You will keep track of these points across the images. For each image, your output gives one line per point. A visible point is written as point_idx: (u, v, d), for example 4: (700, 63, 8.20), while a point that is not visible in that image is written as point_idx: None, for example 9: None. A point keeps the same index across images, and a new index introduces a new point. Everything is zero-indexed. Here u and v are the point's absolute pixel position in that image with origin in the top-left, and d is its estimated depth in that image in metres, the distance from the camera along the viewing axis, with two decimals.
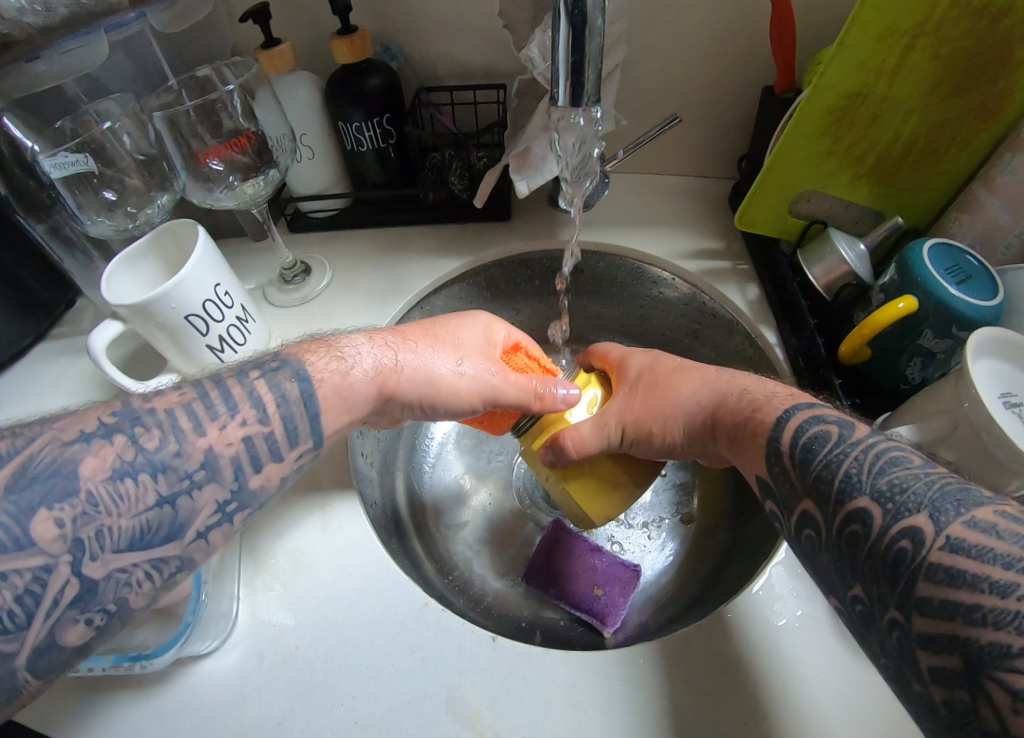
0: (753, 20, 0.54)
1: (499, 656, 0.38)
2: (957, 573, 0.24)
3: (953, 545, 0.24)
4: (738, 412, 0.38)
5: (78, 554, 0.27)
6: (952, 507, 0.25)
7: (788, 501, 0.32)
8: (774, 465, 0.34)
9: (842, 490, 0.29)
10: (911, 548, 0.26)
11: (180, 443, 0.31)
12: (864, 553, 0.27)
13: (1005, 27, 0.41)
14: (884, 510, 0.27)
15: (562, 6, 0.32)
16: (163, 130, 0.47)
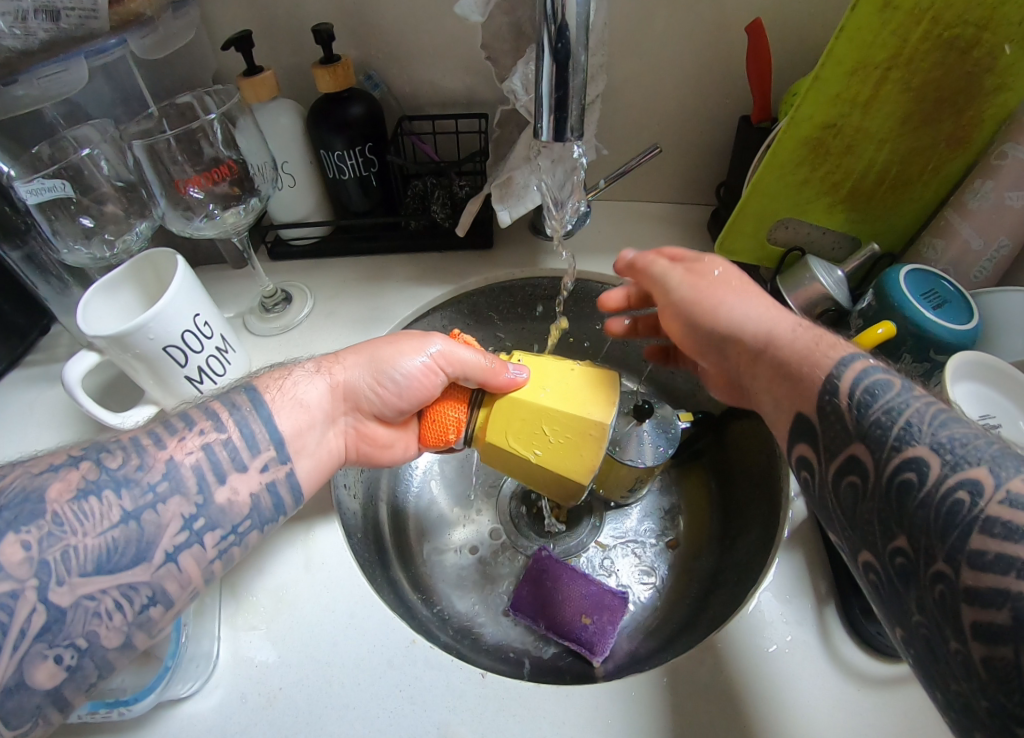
0: (729, 52, 0.56)
1: (489, 692, 0.38)
2: (1018, 526, 0.22)
3: (1012, 499, 0.23)
4: (796, 346, 0.35)
5: (45, 578, 0.27)
6: (1014, 463, 0.24)
7: (833, 443, 0.30)
8: (825, 404, 0.31)
9: (899, 436, 0.27)
10: (968, 498, 0.24)
11: (141, 458, 0.33)
12: (912, 505, 0.26)
13: (974, 58, 0.42)
14: (943, 459, 0.25)
15: (546, 42, 0.33)
16: (141, 158, 0.46)
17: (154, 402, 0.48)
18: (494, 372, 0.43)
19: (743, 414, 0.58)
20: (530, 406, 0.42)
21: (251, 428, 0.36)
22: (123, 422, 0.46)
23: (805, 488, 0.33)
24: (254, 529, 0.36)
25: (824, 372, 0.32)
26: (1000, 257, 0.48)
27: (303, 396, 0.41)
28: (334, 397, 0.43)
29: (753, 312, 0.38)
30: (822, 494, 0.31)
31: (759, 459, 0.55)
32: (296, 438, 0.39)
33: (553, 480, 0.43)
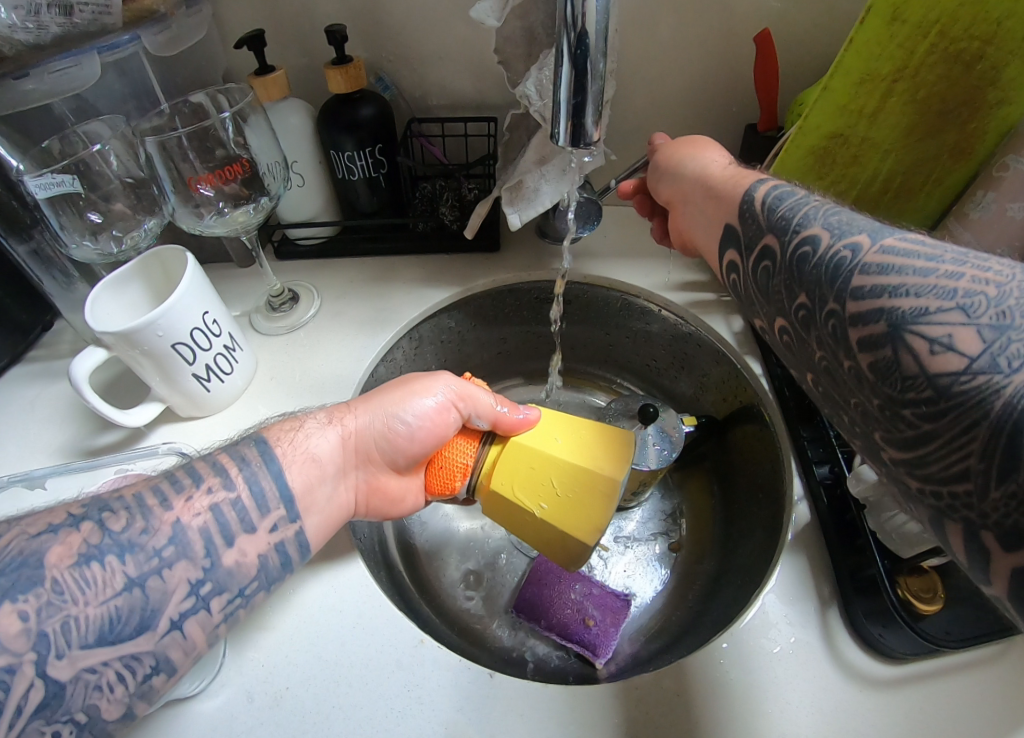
0: (737, 59, 0.56)
1: (496, 693, 0.38)
2: (887, 262, 0.25)
3: (884, 249, 0.26)
4: (729, 178, 0.40)
5: (44, 652, 0.27)
6: (893, 230, 0.27)
7: (752, 242, 0.35)
8: (744, 213, 0.36)
9: (799, 222, 0.32)
10: (849, 254, 0.27)
11: (147, 520, 0.33)
12: (810, 267, 0.29)
13: (978, 71, 0.43)
14: (832, 233, 0.29)
15: (565, 47, 0.33)
16: (153, 153, 0.46)
17: (161, 399, 0.48)
18: (510, 414, 0.45)
19: (745, 419, 0.58)
20: (542, 454, 0.42)
21: (261, 486, 0.36)
22: (128, 419, 0.46)
23: (736, 290, 0.39)
24: (261, 589, 0.36)
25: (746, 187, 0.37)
26: None
27: (314, 449, 0.41)
28: (345, 446, 0.43)
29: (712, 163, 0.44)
30: (745, 285, 0.37)
31: (762, 468, 0.55)
32: (305, 495, 0.39)
33: (558, 538, 0.41)
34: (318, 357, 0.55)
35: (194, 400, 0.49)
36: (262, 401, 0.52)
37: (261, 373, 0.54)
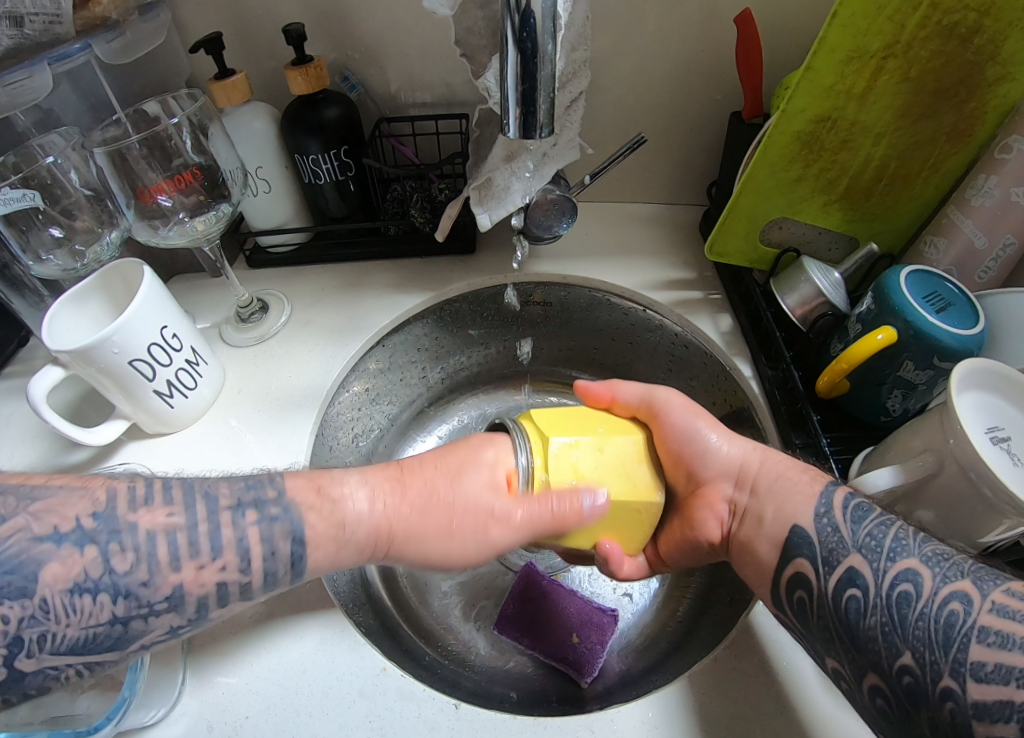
0: (718, 41, 0.53)
1: (462, 725, 0.36)
2: (1007, 634, 0.26)
3: (998, 609, 0.27)
4: (775, 477, 0.38)
5: (15, 651, 0.26)
6: (992, 580, 0.29)
7: (829, 555, 0.33)
8: (823, 516, 0.35)
9: (893, 549, 0.31)
10: (961, 609, 0.28)
11: (151, 573, 0.29)
12: (913, 617, 0.29)
13: (975, 47, 0.40)
14: (932, 572, 0.30)
15: (511, 33, 0.31)
16: (105, 165, 0.44)
17: (126, 416, 0.46)
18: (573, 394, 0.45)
19: (734, 423, 0.54)
20: (565, 420, 0.41)
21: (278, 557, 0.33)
22: (94, 437, 0.44)
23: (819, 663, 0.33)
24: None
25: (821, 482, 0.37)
26: (1006, 256, 0.45)
27: (345, 523, 0.35)
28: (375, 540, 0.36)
29: (718, 433, 0.41)
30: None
31: None
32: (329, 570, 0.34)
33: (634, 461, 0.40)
34: (287, 370, 0.53)
35: (160, 417, 0.47)
36: (231, 414, 0.51)
37: (230, 386, 0.53)
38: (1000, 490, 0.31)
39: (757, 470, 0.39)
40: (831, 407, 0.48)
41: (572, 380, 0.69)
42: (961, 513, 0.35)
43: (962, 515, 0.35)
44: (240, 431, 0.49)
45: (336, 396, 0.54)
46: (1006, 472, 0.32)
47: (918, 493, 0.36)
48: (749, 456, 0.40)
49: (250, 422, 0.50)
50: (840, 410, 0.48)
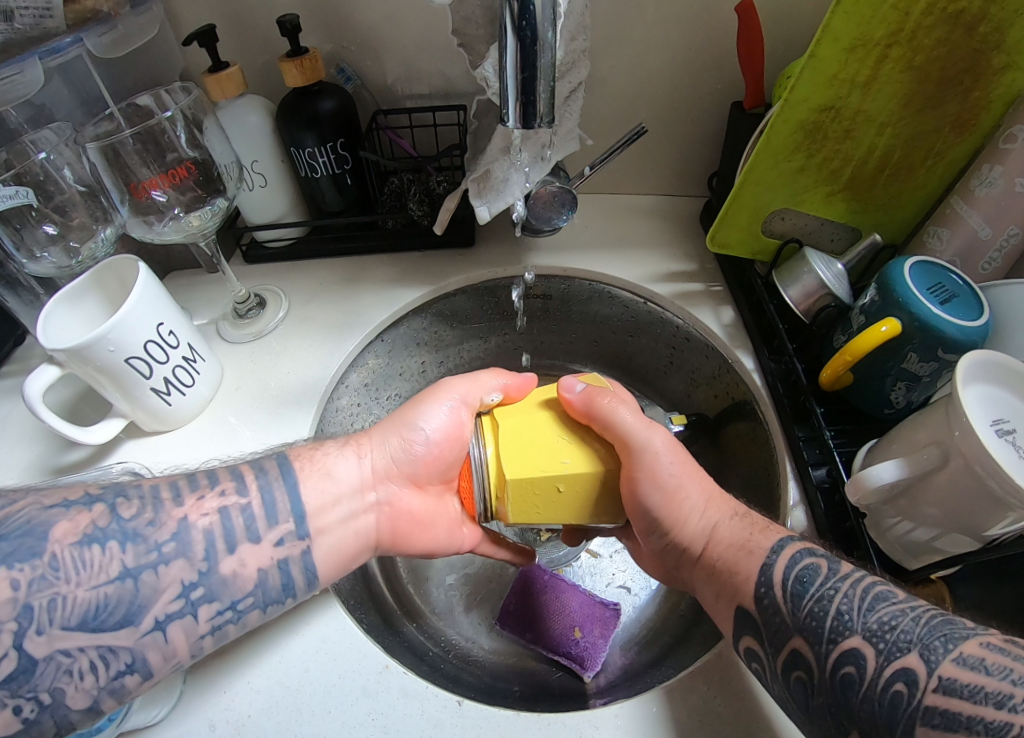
0: (719, 29, 0.52)
1: (465, 721, 0.36)
2: (952, 717, 0.26)
3: (946, 686, 0.26)
4: (721, 557, 0.36)
5: (24, 625, 0.26)
6: (941, 644, 0.28)
7: (774, 638, 0.32)
8: (762, 597, 0.33)
9: (834, 628, 0.30)
10: (905, 691, 0.27)
11: (156, 514, 0.32)
12: (859, 697, 0.28)
13: (981, 34, 0.39)
14: (876, 649, 0.28)
15: (510, 22, 0.31)
16: (98, 161, 0.44)
17: (124, 414, 0.46)
18: (513, 375, 0.46)
19: (736, 416, 0.54)
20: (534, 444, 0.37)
21: (273, 495, 0.35)
22: (89, 437, 0.44)
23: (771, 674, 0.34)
24: (256, 607, 0.33)
25: (758, 558, 0.35)
26: (1010, 246, 0.44)
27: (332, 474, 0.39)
28: (366, 480, 0.41)
29: (675, 494, 0.38)
30: (773, 685, 0.33)
31: (756, 466, 0.51)
32: (319, 513, 0.37)
33: (594, 489, 0.38)
34: (285, 366, 0.53)
35: (157, 415, 0.47)
36: (230, 411, 0.50)
37: (227, 382, 0.52)
38: (1006, 483, 0.31)
39: (697, 555, 0.38)
40: (834, 399, 0.48)
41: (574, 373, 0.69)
42: (965, 508, 0.34)
43: (966, 510, 0.34)
44: (238, 428, 0.49)
45: (335, 392, 0.54)
46: (1012, 466, 0.31)
47: (922, 485, 0.36)
48: (697, 537, 0.38)
49: (248, 419, 0.49)
50: (844, 403, 0.47)
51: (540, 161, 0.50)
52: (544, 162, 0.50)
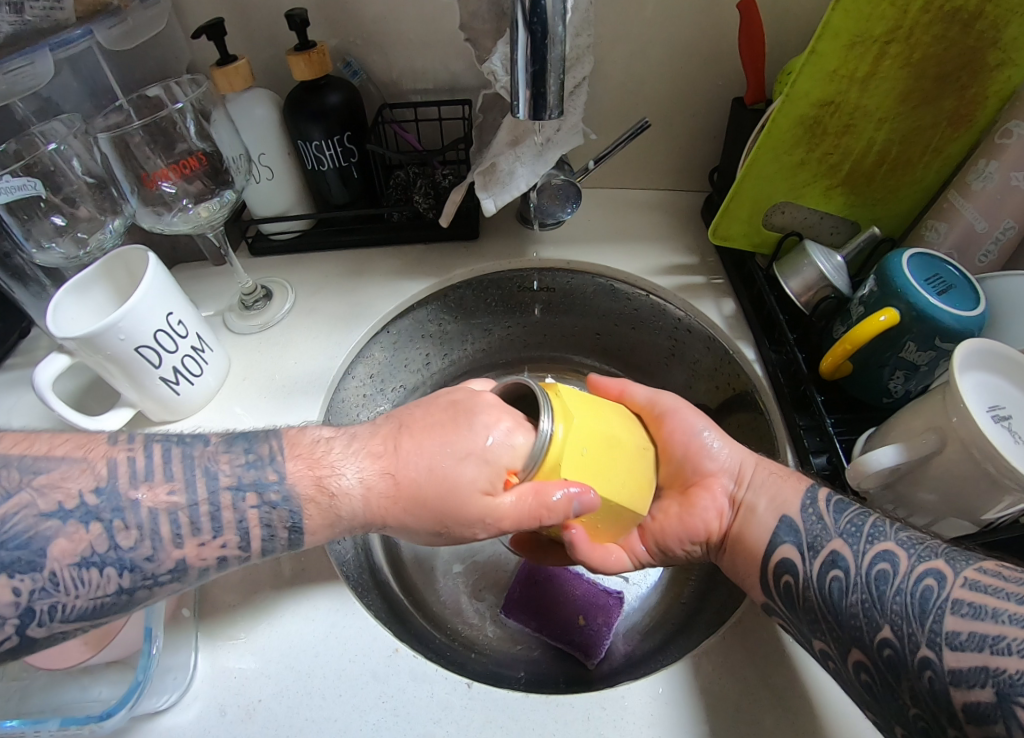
0: (721, 26, 0.53)
1: (474, 704, 0.36)
2: (980, 605, 0.27)
3: (970, 584, 0.29)
4: (770, 473, 0.40)
5: (27, 620, 0.28)
6: (966, 558, 0.31)
7: (814, 542, 0.35)
8: (810, 505, 0.37)
9: (872, 533, 0.34)
10: (935, 585, 0.30)
11: (155, 549, 0.31)
12: (891, 592, 0.31)
13: (977, 32, 0.40)
14: (908, 554, 0.32)
15: (521, 16, 0.31)
16: (109, 152, 0.44)
17: (131, 404, 0.46)
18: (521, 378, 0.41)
19: (737, 406, 0.55)
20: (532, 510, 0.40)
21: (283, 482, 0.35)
22: (96, 426, 0.44)
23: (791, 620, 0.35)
24: None
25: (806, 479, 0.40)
26: (1006, 239, 0.45)
27: (338, 505, 0.35)
28: (370, 513, 0.36)
29: (720, 433, 0.43)
30: (803, 602, 0.34)
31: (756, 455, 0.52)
32: None
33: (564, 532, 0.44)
34: (291, 357, 0.53)
35: (166, 405, 0.47)
36: (236, 401, 0.51)
37: (234, 373, 0.53)
38: (1002, 466, 0.32)
39: (755, 467, 0.41)
40: (834, 389, 0.49)
41: (576, 366, 0.69)
42: (963, 491, 0.35)
43: (963, 493, 0.35)
44: (245, 418, 0.49)
45: (342, 382, 0.54)
46: (1008, 449, 0.32)
47: (921, 470, 0.37)
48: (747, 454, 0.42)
49: (255, 409, 0.50)
50: (843, 392, 0.48)
51: (543, 154, 0.50)
52: (547, 153, 0.50)
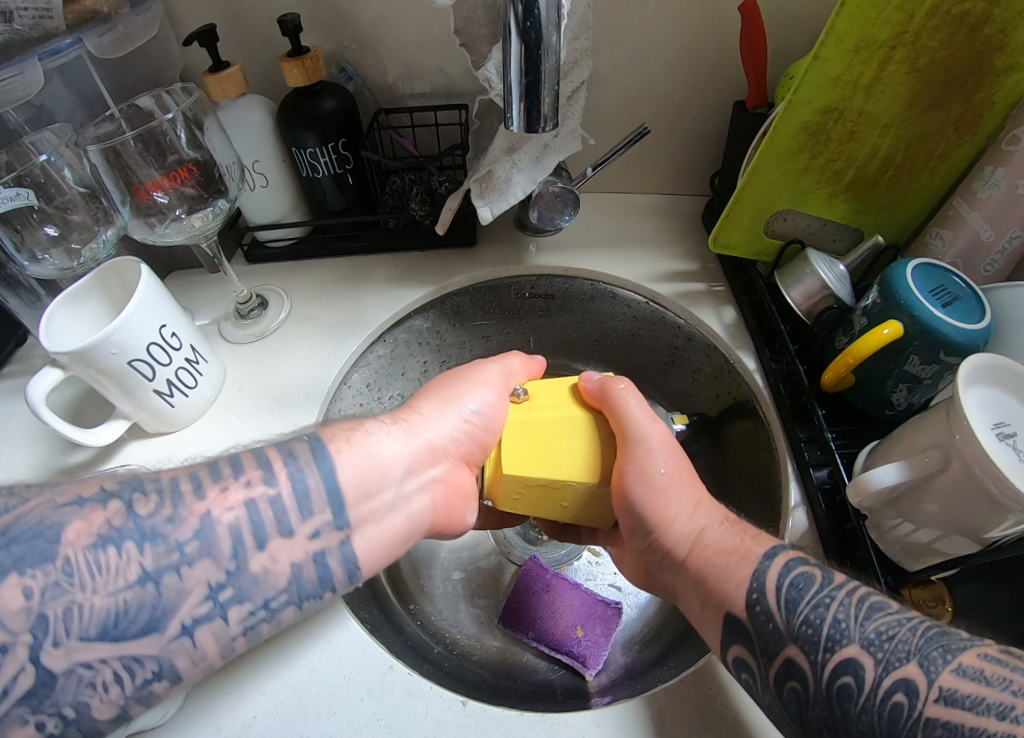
0: (721, 29, 0.52)
1: (469, 723, 0.36)
2: (955, 727, 0.26)
3: (947, 696, 0.26)
4: (707, 562, 0.36)
5: (40, 636, 0.25)
6: (939, 655, 0.28)
7: (766, 647, 0.32)
8: (756, 606, 0.33)
9: (832, 637, 0.30)
10: (906, 702, 0.27)
11: (175, 508, 0.29)
12: (857, 709, 0.28)
13: (985, 37, 0.39)
14: (874, 659, 0.29)
15: (514, 24, 0.30)
16: (99, 163, 0.44)
17: (126, 416, 0.46)
18: (530, 359, 0.47)
19: (738, 416, 0.54)
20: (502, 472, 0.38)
21: (304, 483, 0.32)
22: (92, 438, 0.44)
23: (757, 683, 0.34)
24: (291, 605, 0.31)
25: (750, 565, 0.34)
26: (1012, 249, 0.44)
27: None
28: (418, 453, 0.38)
29: (666, 494, 0.38)
30: (767, 695, 0.32)
31: (757, 466, 0.51)
32: None
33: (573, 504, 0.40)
34: (287, 367, 0.53)
35: (160, 417, 0.47)
36: (232, 411, 0.50)
37: (229, 383, 0.52)
38: (1005, 487, 0.31)
39: (687, 549, 0.37)
40: (836, 400, 0.48)
41: (576, 372, 0.69)
42: (964, 512, 0.34)
43: (965, 513, 0.34)
44: (241, 428, 0.49)
45: (338, 392, 0.54)
46: (1012, 469, 0.31)
47: (921, 489, 0.36)
48: (683, 540, 0.38)
49: (252, 420, 0.49)
50: (845, 404, 0.48)
51: (541, 158, 0.50)
52: (547, 157, 0.49)
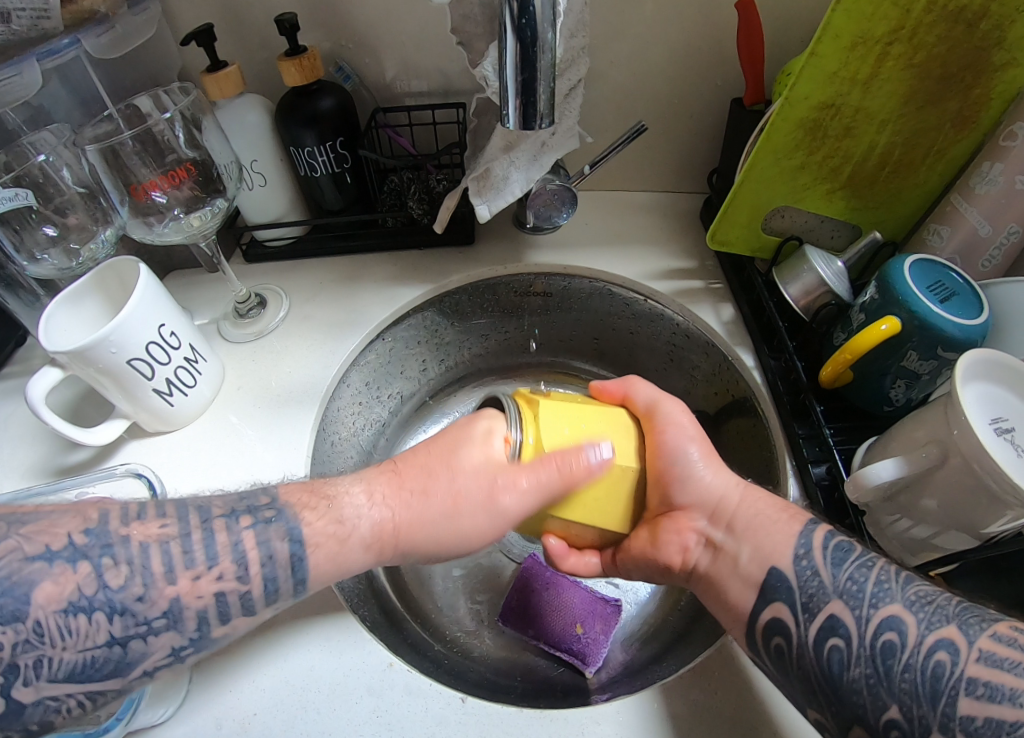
0: (719, 26, 0.52)
1: (468, 720, 0.36)
2: (996, 686, 0.27)
3: (986, 657, 0.28)
4: (755, 516, 0.37)
5: (11, 679, 0.25)
6: (977, 621, 0.29)
7: (808, 604, 0.33)
8: (805, 557, 0.34)
9: (876, 594, 0.31)
10: (948, 659, 0.28)
11: (146, 587, 0.28)
12: (900, 667, 0.29)
13: (982, 32, 0.39)
14: (917, 618, 0.30)
15: (509, 21, 0.31)
16: (97, 163, 0.44)
17: (126, 416, 0.46)
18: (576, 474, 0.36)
19: (736, 413, 0.54)
20: None
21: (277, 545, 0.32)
22: (90, 437, 0.44)
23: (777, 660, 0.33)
24: None
25: (801, 522, 0.36)
26: (1010, 244, 0.44)
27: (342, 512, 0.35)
28: (381, 544, 0.36)
29: (707, 460, 0.39)
30: None
31: (756, 462, 0.51)
32: None
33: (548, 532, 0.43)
34: (286, 367, 0.53)
35: (159, 417, 0.47)
36: (231, 410, 0.50)
37: (228, 382, 0.52)
38: (1003, 481, 0.31)
39: (734, 508, 0.38)
40: (835, 396, 0.48)
41: (574, 370, 0.69)
42: (963, 506, 0.34)
43: (964, 508, 0.34)
44: (240, 427, 0.49)
45: (337, 391, 0.54)
46: (1009, 464, 0.31)
47: (919, 484, 0.36)
48: (728, 499, 0.38)
49: (250, 419, 0.49)
50: (843, 400, 0.48)
51: (539, 157, 0.49)
52: (543, 156, 0.49)
